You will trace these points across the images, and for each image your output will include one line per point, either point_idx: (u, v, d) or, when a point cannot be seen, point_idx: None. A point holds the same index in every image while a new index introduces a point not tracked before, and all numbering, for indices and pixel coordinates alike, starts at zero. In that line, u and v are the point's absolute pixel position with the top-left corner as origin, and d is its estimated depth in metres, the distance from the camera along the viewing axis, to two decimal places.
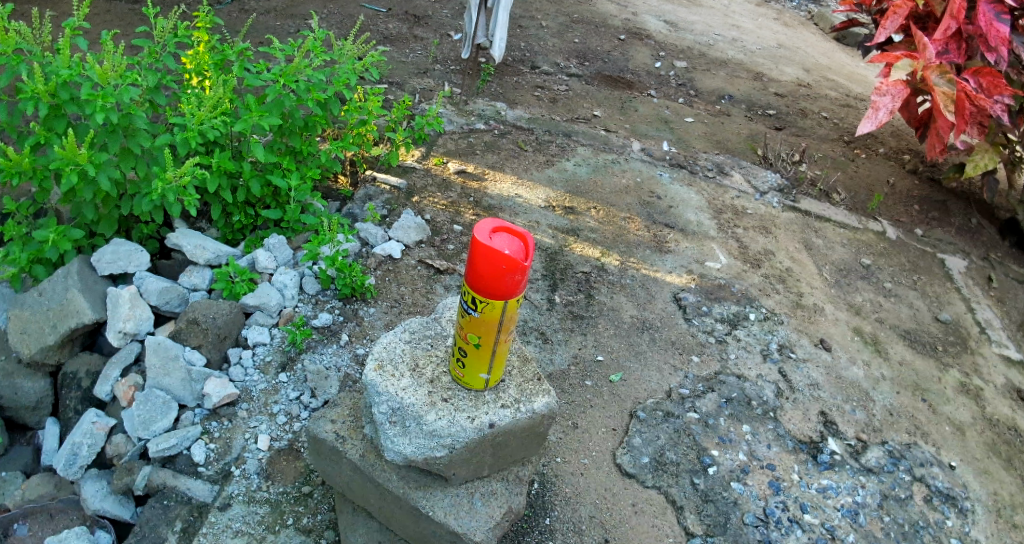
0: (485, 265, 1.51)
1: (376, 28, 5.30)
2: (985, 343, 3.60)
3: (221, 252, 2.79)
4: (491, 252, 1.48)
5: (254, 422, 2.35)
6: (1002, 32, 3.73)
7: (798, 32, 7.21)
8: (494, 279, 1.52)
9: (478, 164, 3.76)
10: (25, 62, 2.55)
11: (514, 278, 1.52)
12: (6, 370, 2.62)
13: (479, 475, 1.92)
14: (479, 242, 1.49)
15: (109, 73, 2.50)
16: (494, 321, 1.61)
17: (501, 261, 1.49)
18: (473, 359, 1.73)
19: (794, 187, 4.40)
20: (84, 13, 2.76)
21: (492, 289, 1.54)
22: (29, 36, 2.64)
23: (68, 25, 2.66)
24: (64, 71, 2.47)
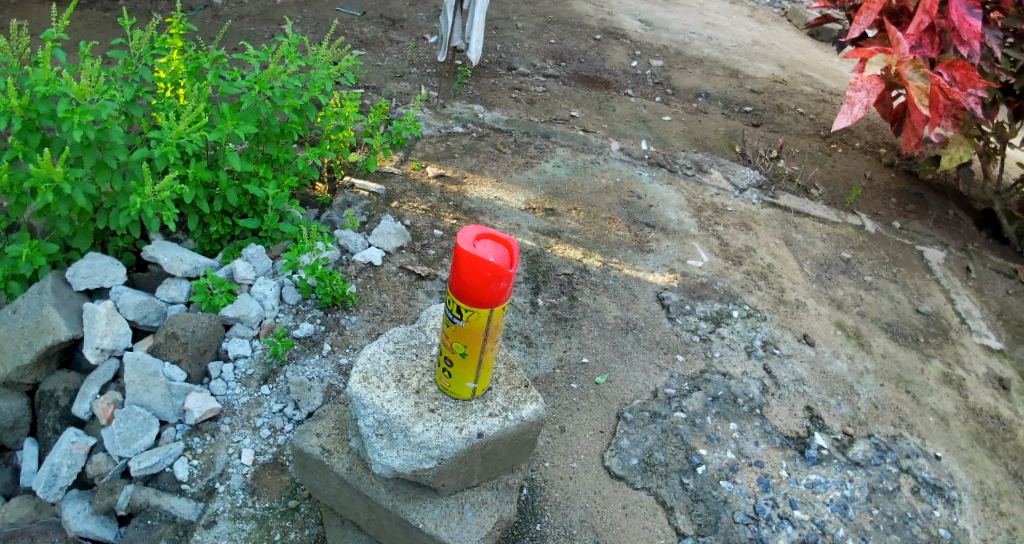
0: (469, 273, 1.48)
1: (351, 32, 5.26)
2: (965, 333, 3.64)
3: (198, 263, 2.74)
4: (477, 259, 1.46)
5: (238, 436, 2.30)
6: (974, 27, 3.75)
7: (771, 29, 7.27)
8: (480, 287, 1.49)
9: (458, 168, 3.73)
10: (1, 74, 2.49)
11: (500, 285, 1.50)
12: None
13: (469, 485, 1.90)
14: (463, 249, 1.46)
15: (87, 89, 2.44)
16: (480, 330, 1.58)
17: (486, 269, 1.47)
18: (460, 368, 1.71)
19: (773, 183, 4.42)
20: (62, 24, 2.70)
21: (477, 296, 1.51)
22: (6, 47, 2.57)
23: (47, 36, 2.59)
24: (41, 86, 2.40)
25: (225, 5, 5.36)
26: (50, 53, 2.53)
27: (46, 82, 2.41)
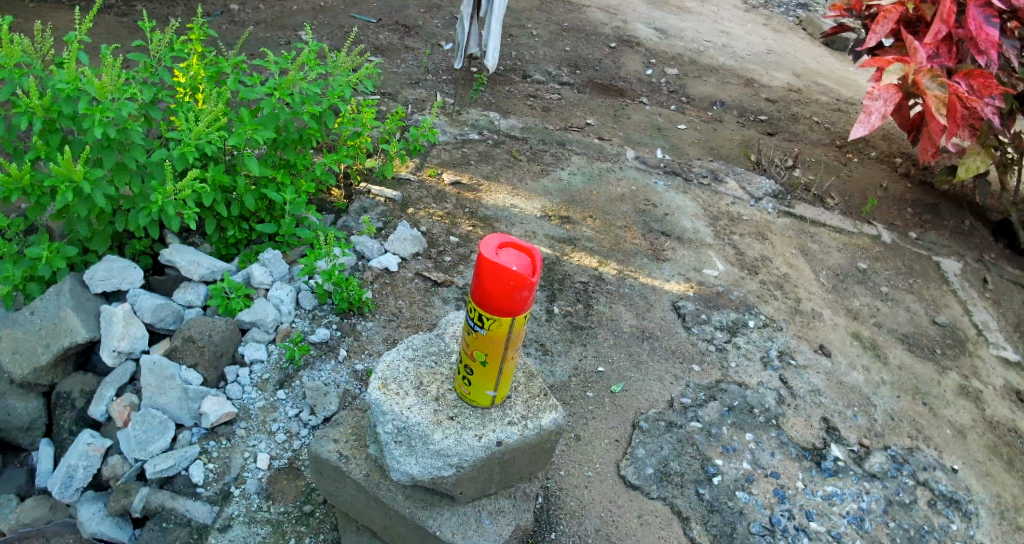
0: (492, 282, 1.49)
1: (367, 39, 5.30)
2: (982, 345, 3.60)
3: (215, 267, 2.75)
4: (500, 269, 1.46)
5: (253, 440, 2.31)
6: (991, 36, 3.76)
7: (787, 38, 7.25)
8: (503, 296, 1.50)
9: (473, 175, 3.75)
10: (26, 75, 2.52)
11: (523, 294, 1.50)
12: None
13: (487, 493, 1.90)
14: (486, 258, 1.47)
15: (108, 87, 2.47)
16: (502, 338, 1.59)
17: (510, 277, 1.47)
18: (479, 376, 1.71)
19: (788, 192, 4.40)
20: (85, 27, 2.73)
21: (499, 305, 1.52)
22: (30, 49, 2.60)
23: (70, 38, 2.63)
24: (63, 85, 2.43)
25: (243, 12, 5.42)
26: (73, 55, 2.57)
27: (67, 81, 2.44)
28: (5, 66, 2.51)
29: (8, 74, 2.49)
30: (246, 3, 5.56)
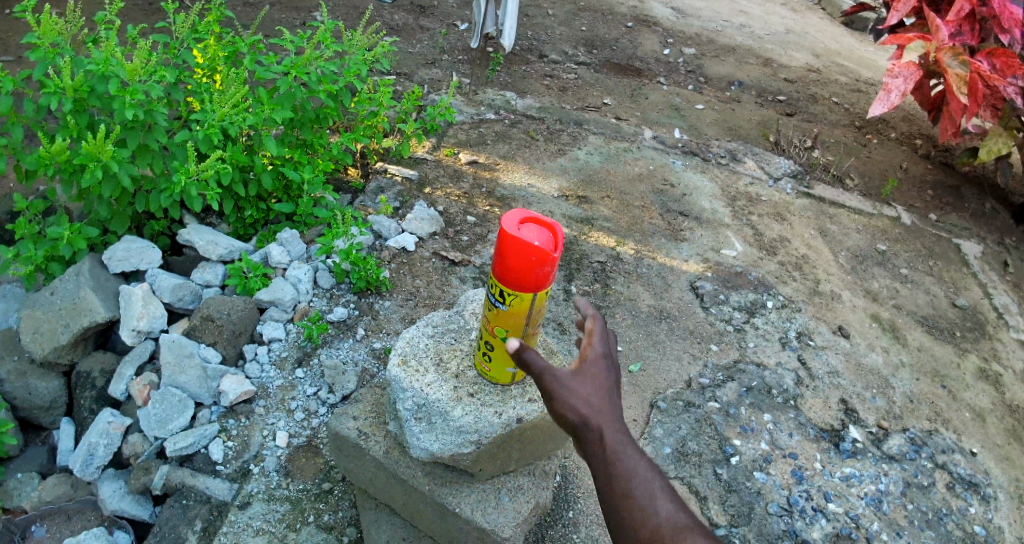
0: (514, 257, 1.48)
1: (383, 19, 5.26)
2: (1003, 328, 3.55)
3: (233, 247, 2.78)
4: (523, 243, 1.45)
5: (272, 418, 2.33)
6: (1016, 14, 3.67)
7: (806, 18, 7.13)
8: (524, 271, 1.49)
9: (490, 155, 3.73)
10: (59, 55, 2.53)
11: (545, 269, 1.50)
12: (20, 371, 2.58)
13: (506, 470, 1.91)
14: (509, 233, 1.46)
15: (138, 70, 2.48)
16: (522, 313, 1.58)
17: (532, 252, 1.47)
18: (499, 353, 1.71)
19: (807, 172, 4.34)
20: (115, 7, 2.74)
21: (521, 281, 1.51)
22: (63, 29, 2.61)
23: (101, 19, 2.64)
24: (95, 66, 2.44)
25: None
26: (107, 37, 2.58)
27: (98, 63, 2.44)
28: (40, 45, 2.52)
29: (42, 53, 2.50)
30: None
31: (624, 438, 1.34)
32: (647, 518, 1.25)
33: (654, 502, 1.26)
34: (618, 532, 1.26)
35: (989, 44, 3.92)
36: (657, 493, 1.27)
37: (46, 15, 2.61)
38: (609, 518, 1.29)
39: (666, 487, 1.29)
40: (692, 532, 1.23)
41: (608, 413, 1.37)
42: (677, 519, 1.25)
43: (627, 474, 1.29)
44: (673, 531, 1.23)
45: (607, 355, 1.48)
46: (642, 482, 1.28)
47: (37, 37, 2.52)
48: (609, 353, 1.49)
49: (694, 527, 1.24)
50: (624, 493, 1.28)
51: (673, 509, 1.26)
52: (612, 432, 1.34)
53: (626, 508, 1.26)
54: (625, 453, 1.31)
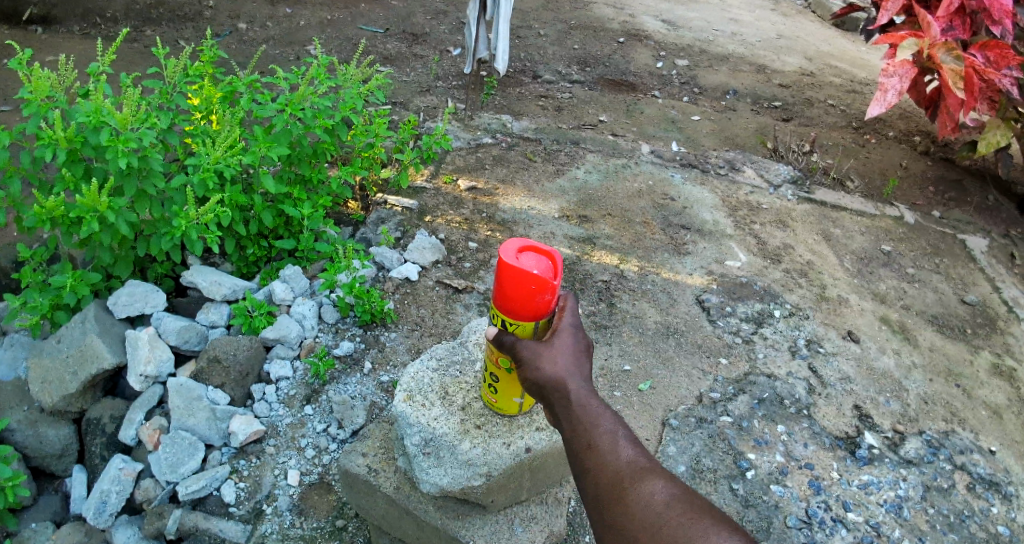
0: (512, 285, 1.48)
1: (376, 49, 5.33)
2: (1015, 322, 3.52)
3: (237, 286, 2.79)
4: (520, 271, 1.46)
5: (283, 457, 2.33)
6: (1005, 6, 3.68)
7: (796, 23, 7.18)
8: (525, 300, 1.49)
9: (489, 179, 3.74)
10: (52, 109, 2.56)
11: (545, 297, 1.49)
12: (30, 420, 2.57)
13: (518, 501, 1.89)
14: (507, 262, 1.46)
15: (129, 119, 2.50)
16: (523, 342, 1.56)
17: (530, 280, 1.46)
18: (504, 384, 1.70)
19: (807, 178, 4.34)
20: (107, 57, 2.77)
21: (521, 310, 1.50)
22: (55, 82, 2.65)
23: (93, 71, 2.67)
24: (87, 118, 2.46)
25: (252, 31, 5.50)
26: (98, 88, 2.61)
27: (90, 114, 2.47)
28: (32, 99, 2.55)
29: (34, 108, 2.53)
30: (253, 22, 5.65)
31: (587, 393, 1.42)
32: (607, 464, 1.31)
33: (616, 448, 1.33)
34: (580, 478, 1.33)
35: (982, 37, 3.92)
36: (617, 440, 1.34)
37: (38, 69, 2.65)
38: (573, 464, 1.36)
39: (627, 434, 1.35)
40: (649, 471, 1.29)
41: (571, 371, 1.44)
42: (637, 463, 1.31)
43: (589, 426, 1.36)
44: (630, 473, 1.29)
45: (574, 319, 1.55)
46: (603, 431, 1.35)
47: (29, 93, 2.56)
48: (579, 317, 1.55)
49: (652, 468, 1.29)
50: (586, 442, 1.35)
51: (633, 454, 1.32)
52: (576, 388, 1.42)
53: (587, 456, 1.33)
54: (588, 406, 1.39)
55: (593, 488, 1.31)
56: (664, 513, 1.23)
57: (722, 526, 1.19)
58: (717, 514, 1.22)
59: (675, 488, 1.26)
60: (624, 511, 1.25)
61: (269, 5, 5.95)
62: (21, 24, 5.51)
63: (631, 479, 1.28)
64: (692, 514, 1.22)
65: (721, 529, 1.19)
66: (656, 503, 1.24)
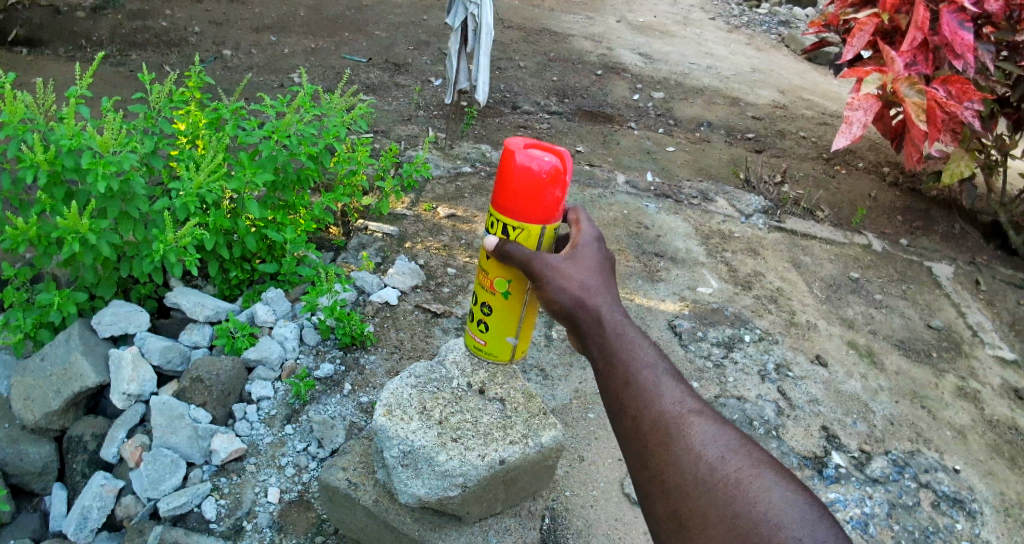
0: (523, 183, 1.47)
1: (359, 78, 5.44)
2: (978, 346, 3.65)
3: (220, 308, 2.83)
4: (532, 163, 1.45)
5: (264, 475, 2.34)
6: (966, 40, 3.85)
7: (769, 58, 7.44)
8: (533, 198, 1.48)
9: (468, 208, 3.83)
10: (31, 132, 2.58)
11: (555, 193, 1.50)
12: (10, 437, 2.58)
13: (493, 513, 1.95)
14: (515, 156, 1.46)
15: (109, 142, 2.53)
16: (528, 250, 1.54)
17: (543, 174, 1.46)
18: (499, 316, 1.71)
19: (778, 207, 4.48)
20: (86, 81, 2.80)
21: (526, 211, 1.50)
22: (34, 105, 2.68)
23: (71, 94, 2.69)
24: (67, 140, 2.50)
25: (235, 58, 5.60)
26: (77, 111, 2.63)
27: (70, 136, 2.50)
28: (11, 123, 2.57)
29: (13, 131, 2.55)
30: (238, 49, 5.76)
31: (621, 319, 1.26)
32: (651, 404, 1.15)
33: (659, 388, 1.16)
34: (617, 418, 1.17)
35: (944, 71, 4.09)
36: (663, 378, 1.18)
37: (18, 94, 2.69)
38: (609, 400, 1.20)
39: (673, 371, 1.20)
40: (699, 416, 1.13)
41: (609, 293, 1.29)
42: (682, 404, 1.15)
43: (629, 358, 1.20)
44: (678, 417, 1.13)
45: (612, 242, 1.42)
46: (644, 365, 1.19)
47: (6, 116, 2.58)
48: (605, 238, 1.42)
49: (700, 410, 1.14)
50: (627, 377, 1.18)
51: (678, 395, 1.16)
52: (609, 313, 1.26)
53: (626, 392, 1.17)
54: (630, 335, 1.23)
55: (631, 428, 1.15)
56: (714, 466, 1.07)
57: (783, 484, 1.05)
58: (776, 468, 1.08)
59: (729, 437, 1.11)
60: (669, 460, 1.09)
61: (254, 34, 6.09)
62: (6, 46, 5.65)
63: (678, 422, 1.12)
64: (750, 468, 1.07)
65: (784, 488, 1.05)
66: (708, 453, 1.09)
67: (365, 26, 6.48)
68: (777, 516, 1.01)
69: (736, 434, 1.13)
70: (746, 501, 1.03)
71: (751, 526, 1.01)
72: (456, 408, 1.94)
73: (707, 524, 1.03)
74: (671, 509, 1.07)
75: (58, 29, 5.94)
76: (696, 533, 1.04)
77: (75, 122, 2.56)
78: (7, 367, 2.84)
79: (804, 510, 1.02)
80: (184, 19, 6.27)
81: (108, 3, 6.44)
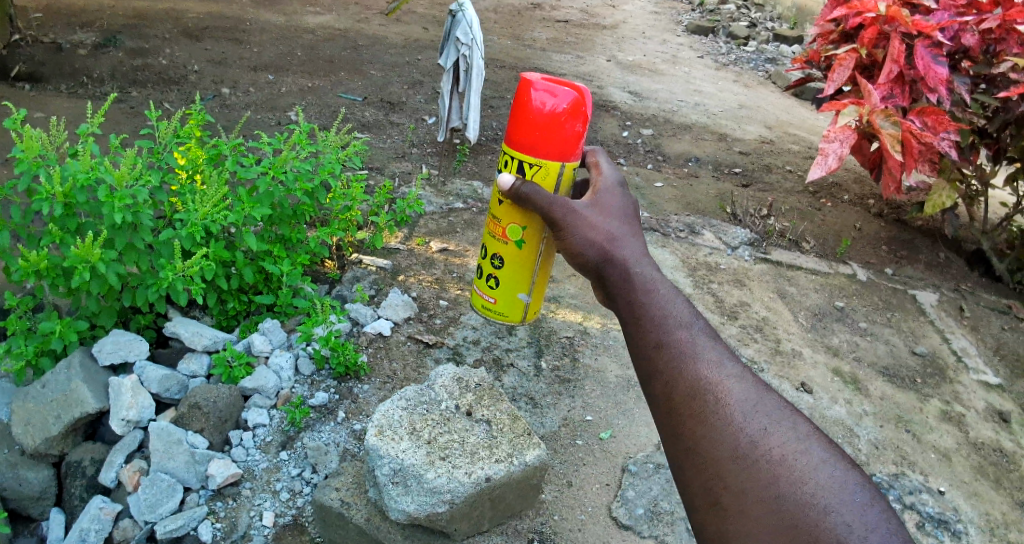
0: (540, 113, 1.74)
1: (354, 116, 5.59)
2: (962, 372, 3.73)
3: (217, 337, 2.89)
4: (547, 100, 1.73)
5: (259, 499, 2.38)
6: (939, 73, 3.99)
7: (755, 94, 7.66)
8: (553, 130, 1.75)
9: (460, 242, 3.93)
10: (44, 167, 2.67)
11: (574, 126, 1.77)
12: (9, 462, 2.63)
13: (480, 530, 2.22)
14: (533, 90, 1.73)
15: (125, 176, 2.64)
16: (547, 184, 1.80)
17: (560, 109, 1.73)
18: (510, 276, 2.07)
19: (763, 239, 4.60)
20: (96, 118, 2.90)
21: (547, 143, 1.77)
22: (45, 142, 2.78)
23: (83, 131, 2.79)
24: (83, 174, 2.60)
25: (234, 96, 5.76)
26: (88, 147, 2.73)
27: (86, 171, 2.60)
28: (24, 159, 2.67)
29: (27, 166, 2.64)
30: (236, 87, 5.93)
31: (655, 280, 1.27)
32: (684, 370, 1.12)
33: (697, 353, 1.14)
34: (651, 384, 1.15)
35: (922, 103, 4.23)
36: (696, 343, 1.15)
37: (30, 131, 2.78)
38: (642, 368, 1.18)
39: (707, 335, 1.17)
40: (735, 381, 1.10)
41: (633, 254, 1.34)
42: (721, 370, 1.12)
43: (659, 320, 1.19)
44: (712, 385, 1.10)
45: (627, 200, 1.52)
46: (679, 328, 1.17)
47: (21, 151, 2.68)
48: (620, 188, 1.57)
49: (738, 377, 1.11)
50: (659, 340, 1.17)
51: (717, 361, 1.13)
52: (641, 273, 1.29)
53: (659, 358, 1.15)
54: (658, 297, 1.23)
55: (666, 393, 1.13)
56: (756, 440, 1.03)
57: (828, 460, 1.00)
58: (820, 439, 1.04)
59: (767, 405, 1.08)
60: (705, 431, 1.06)
61: (252, 73, 6.27)
62: (10, 84, 5.81)
63: (713, 389, 1.09)
64: (789, 439, 1.03)
65: (829, 462, 1.00)
66: (744, 424, 1.05)
67: (361, 66, 6.68)
68: (822, 494, 0.96)
69: (776, 400, 1.09)
70: (788, 477, 0.98)
71: (794, 505, 0.96)
72: (444, 429, 2.20)
73: (747, 502, 0.99)
74: (707, 481, 1.04)
75: (61, 67, 6.11)
76: (734, 510, 1.00)
77: (89, 158, 2.66)
78: (7, 395, 2.88)
79: (849, 487, 0.96)
80: (184, 57, 6.45)
81: (110, 42, 6.62)
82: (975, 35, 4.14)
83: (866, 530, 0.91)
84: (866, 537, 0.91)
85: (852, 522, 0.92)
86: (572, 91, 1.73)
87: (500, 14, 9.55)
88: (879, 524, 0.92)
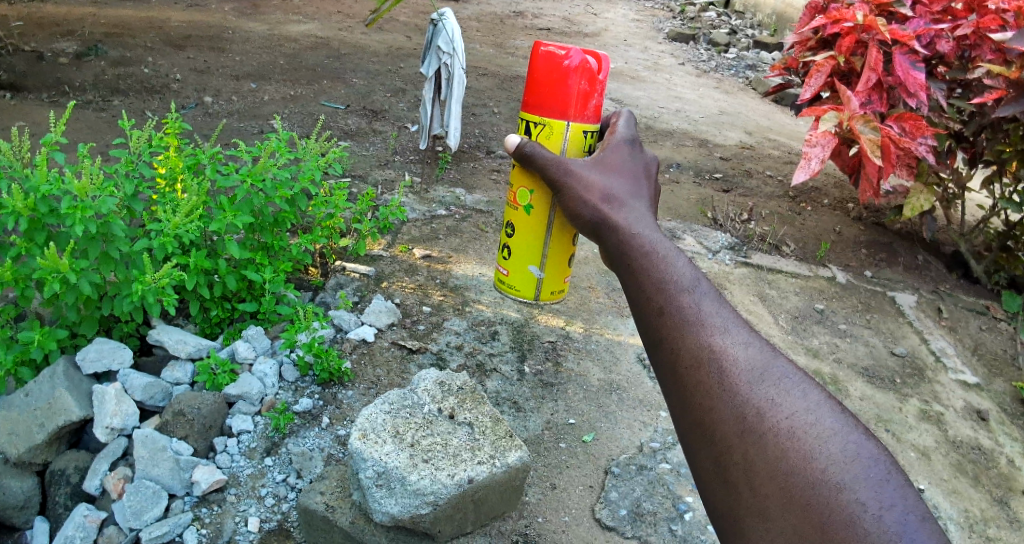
0: (546, 71, 1.69)
1: (337, 124, 5.59)
2: (941, 371, 3.80)
3: (201, 344, 2.88)
4: (555, 51, 1.66)
5: (244, 505, 2.38)
6: (918, 79, 4.09)
7: (735, 100, 7.77)
8: (550, 89, 1.70)
9: (443, 249, 3.95)
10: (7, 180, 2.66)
11: (581, 85, 1.69)
12: None
13: (464, 532, 2.24)
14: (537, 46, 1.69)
15: (87, 187, 2.62)
16: (553, 145, 1.73)
17: (568, 65, 1.67)
18: (518, 249, 2.01)
19: (744, 244, 4.67)
20: (61, 126, 2.86)
21: (548, 101, 1.71)
22: (8, 153, 2.75)
23: (47, 141, 2.76)
24: (46, 185, 2.57)
25: (217, 104, 5.75)
26: (49, 157, 2.70)
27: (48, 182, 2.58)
28: None
29: None
30: (219, 96, 5.92)
31: (659, 244, 1.19)
32: (687, 337, 1.04)
33: (702, 318, 1.06)
34: (655, 354, 1.08)
35: (900, 109, 4.31)
36: (699, 307, 1.07)
37: None
38: (646, 336, 1.10)
39: (712, 297, 1.09)
40: (741, 348, 1.02)
41: (631, 218, 1.29)
42: (730, 336, 1.04)
43: (661, 286, 1.11)
44: (716, 353, 1.02)
45: (637, 158, 1.50)
46: (684, 292, 1.09)
47: None
48: (629, 145, 1.52)
49: (748, 344, 1.03)
50: (660, 306, 1.09)
51: (724, 326, 1.05)
52: (646, 237, 1.22)
53: (662, 325, 1.07)
54: (660, 261, 1.15)
55: (668, 364, 1.05)
56: (762, 409, 0.96)
57: (842, 431, 0.93)
58: (833, 406, 0.97)
59: (776, 372, 1.00)
60: (712, 403, 0.98)
61: (235, 81, 6.26)
62: None
63: (718, 356, 1.01)
64: (799, 409, 0.95)
65: (842, 433, 0.93)
66: (750, 394, 0.97)
67: (344, 74, 6.70)
68: (834, 469, 0.89)
69: (786, 366, 1.01)
70: (799, 451, 0.91)
71: (803, 482, 0.89)
72: (428, 431, 2.22)
73: (755, 480, 0.92)
74: (715, 456, 0.96)
75: (42, 75, 6.06)
76: (744, 486, 0.93)
77: (49, 169, 2.64)
78: None
79: (863, 462, 0.90)
80: (166, 66, 6.43)
81: (91, 50, 6.59)
82: (949, 42, 4.25)
83: (881, 508, 0.86)
84: (880, 516, 0.85)
85: (867, 500, 0.87)
86: (582, 52, 1.67)
87: (483, 23, 9.61)
88: (897, 501, 0.87)
